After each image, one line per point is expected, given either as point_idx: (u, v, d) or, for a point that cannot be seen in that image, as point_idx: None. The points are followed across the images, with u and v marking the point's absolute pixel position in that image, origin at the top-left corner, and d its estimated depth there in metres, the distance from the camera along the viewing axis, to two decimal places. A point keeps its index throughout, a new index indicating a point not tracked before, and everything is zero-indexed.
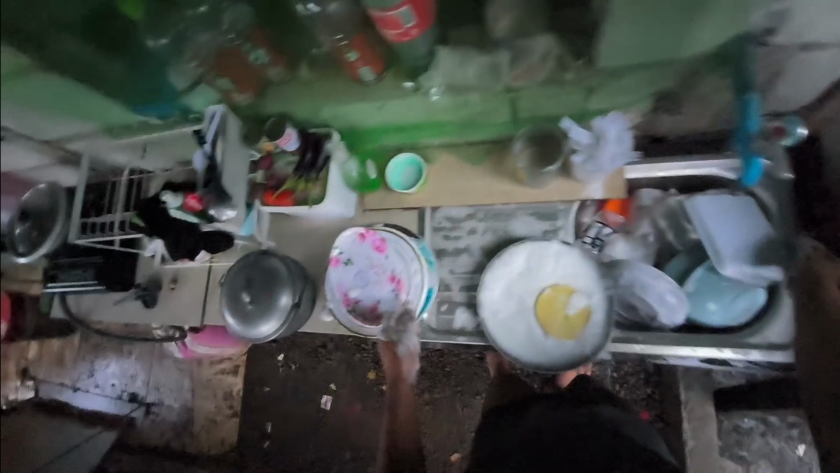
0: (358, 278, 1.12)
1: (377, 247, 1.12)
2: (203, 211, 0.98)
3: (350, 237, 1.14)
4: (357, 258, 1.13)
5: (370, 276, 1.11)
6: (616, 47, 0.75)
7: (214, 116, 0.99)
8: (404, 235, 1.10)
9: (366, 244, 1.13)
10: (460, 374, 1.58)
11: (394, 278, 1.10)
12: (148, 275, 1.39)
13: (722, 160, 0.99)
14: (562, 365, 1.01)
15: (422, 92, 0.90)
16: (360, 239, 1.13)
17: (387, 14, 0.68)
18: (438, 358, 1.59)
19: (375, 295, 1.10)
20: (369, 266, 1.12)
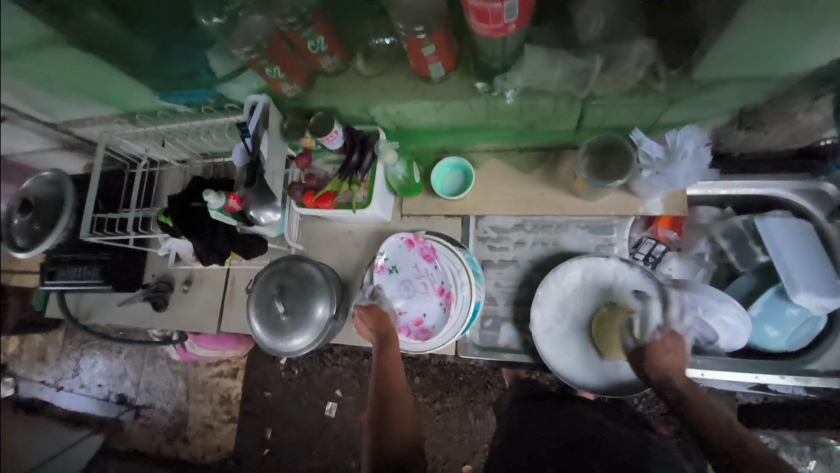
0: (403, 288, 1.02)
1: (423, 256, 1.02)
2: (243, 212, 0.89)
3: (394, 242, 1.04)
4: (402, 267, 1.03)
5: (416, 286, 1.02)
6: (721, 58, 0.70)
7: (256, 107, 0.90)
8: (456, 250, 1.02)
9: (413, 252, 1.03)
10: (473, 383, 1.38)
11: (443, 291, 1.01)
12: (159, 274, 1.30)
13: (788, 181, 0.97)
14: (618, 388, 0.97)
15: (495, 93, 0.83)
16: (407, 246, 1.03)
17: (492, 6, 0.61)
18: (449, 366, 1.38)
19: (421, 309, 1.02)
20: (415, 276, 1.02)
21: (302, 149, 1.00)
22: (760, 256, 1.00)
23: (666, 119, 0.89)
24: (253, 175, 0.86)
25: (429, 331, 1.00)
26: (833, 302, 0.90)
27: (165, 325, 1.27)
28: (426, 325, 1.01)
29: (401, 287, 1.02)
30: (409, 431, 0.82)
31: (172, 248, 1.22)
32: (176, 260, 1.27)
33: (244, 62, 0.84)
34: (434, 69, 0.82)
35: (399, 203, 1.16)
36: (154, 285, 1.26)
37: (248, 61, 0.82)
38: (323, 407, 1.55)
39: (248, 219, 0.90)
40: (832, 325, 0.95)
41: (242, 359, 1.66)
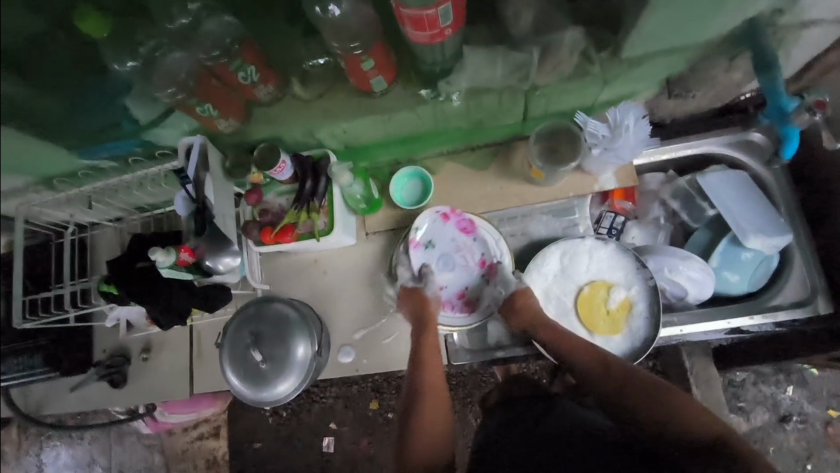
0: (443, 263, 1.07)
1: (461, 230, 1.07)
2: (197, 264, 0.81)
3: (433, 218, 1.06)
4: (440, 241, 1.07)
5: (455, 260, 1.07)
6: (646, 35, 0.74)
7: (192, 148, 0.83)
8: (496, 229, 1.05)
9: (451, 225, 1.07)
10: (467, 386, 1.32)
11: (484, 262, 1.06)
12: (111, 348, 1.17)
13: (719, 137, 1.04)
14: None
15: (440, 97, 0.83)
16: (446, 221, 1.06)
17: (428, 13, 0.59)
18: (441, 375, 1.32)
19: (462, 281, 1.07)
20: (454, 249, 1.07)
21: (250, 186, 0.96)
22: (709, 211, 1.05)
23: (605, 97, 0.93)
24: (202, 222, 0.80)
25: (471, 303, 1.06)
26: (781, 240, 0.97)
27: (130, 401, 1.15)
28: (468, 297, 1.06)
29: (440, 261, 1.07)
30: (435, 438, 0.82)
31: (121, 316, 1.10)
32: (128, 328, 1.16)
33: (171, 104, 0.78)
34: (376, 83, 0.79)
35: (361, 221, 1.13)
36: (108, 361, 1.15)
37: (175, 102, 0.76)
38: (319, 444, 1.48)
39: (205, 270, 0.83)
40: (783, 260, 1.03)
41: (222, 414, 1.53)
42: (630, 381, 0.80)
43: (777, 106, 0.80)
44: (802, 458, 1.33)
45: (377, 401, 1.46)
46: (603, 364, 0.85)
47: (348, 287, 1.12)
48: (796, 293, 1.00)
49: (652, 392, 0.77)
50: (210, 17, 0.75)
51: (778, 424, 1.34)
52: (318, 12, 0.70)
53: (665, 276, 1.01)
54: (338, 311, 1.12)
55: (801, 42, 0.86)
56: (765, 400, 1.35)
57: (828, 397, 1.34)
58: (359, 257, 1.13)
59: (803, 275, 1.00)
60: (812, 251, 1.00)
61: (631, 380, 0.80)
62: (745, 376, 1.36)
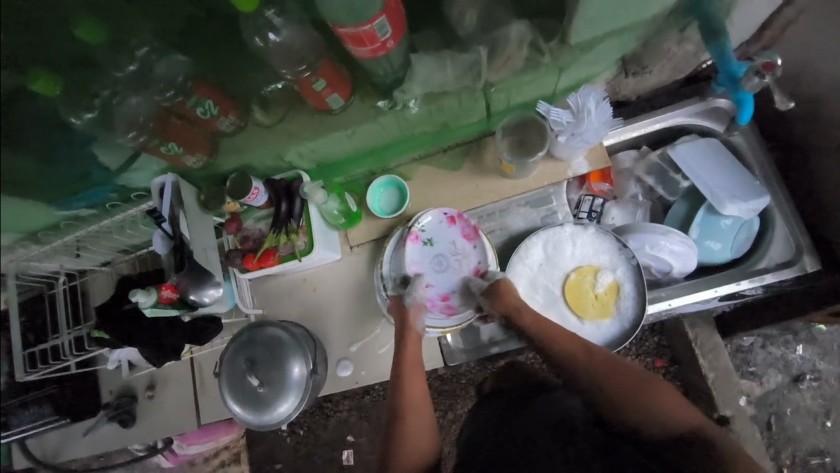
0: (435, 261, 1.07)
1: (464, 236, 1.06)
2: (182, 299, 0.82)
3: (438, 218, 1.07)
4: (438, 240, 1.07)
5: (448, 262, 1.07)
6: (590, 20, 0.74)
7: (164, 187, 0.84)
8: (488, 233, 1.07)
9: (453, 228, 1.06)
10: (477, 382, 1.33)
11: (477, 270, 1.05)
12: (117, 389, 1.18)
13: (686, 108, 1.04)
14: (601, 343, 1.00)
15: (398, 107, 0.84)
16: (448, 223, 1.06)
17: (363, 29, 0.61)
18: (450, 375, 1.33)
19: (453, 283, 1.06)
20: (451, 252, 1.06)
21: (228, 215, 0.96)
22: (683, 183, 1.05)
23: (564, 84, 0.94)
24: (182, 258, 0.81)
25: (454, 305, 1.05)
26: (757, 203, 0.97)
27: (142, 439, 1.17)
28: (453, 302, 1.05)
29: (434, 258, 1.07)
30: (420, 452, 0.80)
31: (121, 358, 1.11)
32: (130, 369, 1.16)
33: (135, 148, 0.80)
34: (332, 101, 0.81)
35: (344, 235, 1.14)
36: (116, 402, 1.16)
37: (139, 145, 0.78)
38: (338, 457, 1.49)
39: (192, 304, 0.84)
40: (764, 222, 1.02)
41: (240, 440, 1.54)
42: (614, 370, 0.78)
43: (729, 72, 0.82)
44: (821, 415, 1.32)
45: (391, 408, 1.46)
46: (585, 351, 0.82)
47: (338, 303, 1.13)
48: (782, 253, 0.99)
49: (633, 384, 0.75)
50: (161, 58, 0.77)
51: (792, 385, 1.33)
52: (259, 42, 0.72)
53: (646, 253, 1.02)
54: (331, 326, 1.13)
55: (749, 5, 0.86)
56: (777, 362, 1.34)
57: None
58: (346, 271, 1.14)
59: (787, 235, 0.99)
60: (793, 209, 1.00)
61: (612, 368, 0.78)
62: (752, 340, 1.35)
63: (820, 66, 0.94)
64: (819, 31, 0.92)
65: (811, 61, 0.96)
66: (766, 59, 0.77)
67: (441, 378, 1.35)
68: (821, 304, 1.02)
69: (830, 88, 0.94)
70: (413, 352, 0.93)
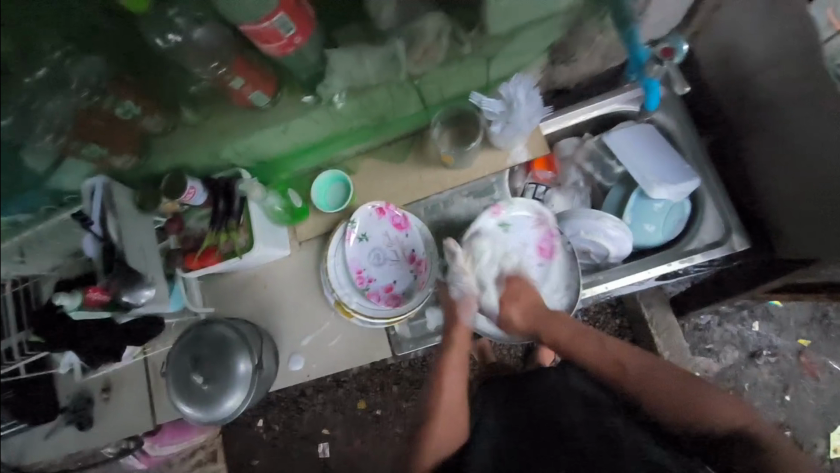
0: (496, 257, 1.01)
1: (539, 247, 1.03)
2: (114, 301, 0.82)
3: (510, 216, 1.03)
4: (512, 232, 1.03)
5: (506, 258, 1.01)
6: (501, 11, 0.76)
7: (95, 191, 0.83)
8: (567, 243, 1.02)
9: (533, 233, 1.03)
10: None
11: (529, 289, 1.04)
12: (75, 393, 1.19)
13: (619, 95, 1.07)
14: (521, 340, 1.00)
15: (324, 102, 0.85)
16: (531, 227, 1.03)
17: (263, 25, 0.64)
18: (423, 363, 1.43)
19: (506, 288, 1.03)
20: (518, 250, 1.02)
21: (170, 215, 0.99)
22: (617, 168, 1.09)
23: (494, 75, 0.95)
24: (112, 261, 0.82)
25: (398, 297, 1.09)
26: (686, 185, 1.00)
27: (101, 441, 1.17)
28: (397, 289, 1.09)
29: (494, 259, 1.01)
30: (436, 455, 0.80)
31: (73, 361, 1.11)
32: (83, 372, 1.17)
33: (58, 151, 0.80)
34: (256, 97, 0.82)
35: (292, 231, 1.14)
36: (73, 405, 1.17)
37: (60, 148, 0.78)
38: (314, 451, 1.51)
39: (124, 306, 0.83)
40: (695, 205, 1.06)
41: (216, 438, 1.55)
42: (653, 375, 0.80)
43: (635, 58, 0.83)
44: (779, 390, 1.36)
45: (364, 400, 1.49)
46: (622, 377, 0.82)
47: (288, 300, 1.13)
48: (712, 234, 1.03)
49: (673, 395, 0.77)
50: (76, 62, 0.78)
51: (749, 361, 1.37)
52: (161, 42, 0.73)
53: (584, 238, 1.04)
54: (282, 323, 1.13)
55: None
56: (734, 339, 1.38)
57: (795, 327, 1.38)
58: (295, 268, 1.13)
59: (714, 216, 1.03)
60: (722, 190, 1.04)
61: (647, 381, 0.80)
62: (708, 319, 1.39)
63: (741, 50, 0.97)
64: (736, 16, 0.95)
65: (732, 45, 0.98)
66: (666, 46, 0.85)
67: (415, 367, 1.46)
68: (761, 282, 1.04)
69: (749, 70, 0.97)
70: (460, 335, 0.93)
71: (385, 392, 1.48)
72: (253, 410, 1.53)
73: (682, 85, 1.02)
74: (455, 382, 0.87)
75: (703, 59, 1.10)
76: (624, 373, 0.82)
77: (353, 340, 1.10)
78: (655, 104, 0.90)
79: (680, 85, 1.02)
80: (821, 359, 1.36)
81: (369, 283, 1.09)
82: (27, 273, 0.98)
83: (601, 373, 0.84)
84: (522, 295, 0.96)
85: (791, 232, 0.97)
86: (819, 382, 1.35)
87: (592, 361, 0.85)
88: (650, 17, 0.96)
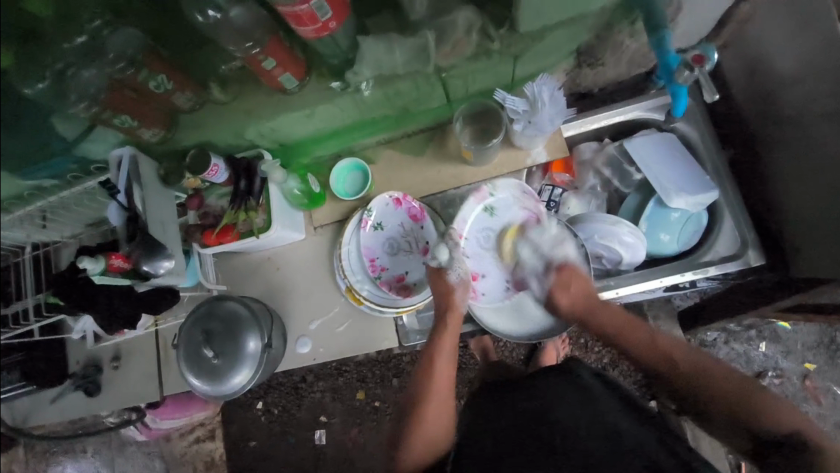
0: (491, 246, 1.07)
1: (527, 228, 1.05)
2: (135, 268, 0.84)
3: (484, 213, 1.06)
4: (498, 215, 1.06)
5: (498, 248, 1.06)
6: (534, 10, 0.76)
7: (122, 161, 0.86)
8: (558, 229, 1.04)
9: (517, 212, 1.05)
10: None
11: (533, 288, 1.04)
12: (84, 359, 1.21)
13: (643, 102, 1.07)
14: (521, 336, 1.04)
15: (351, 88, 0.87)
16: (518, 206, 1.05)
17: (301, 8, 0.65)
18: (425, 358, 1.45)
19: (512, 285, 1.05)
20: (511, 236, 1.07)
21: (190, 192, 1.00)
22: (635, 175, 1.08)
23: (520, 73, 0.96)
24: (135, 230, 0.83)
25: (408, 288, 1.09)
26: (704, 196, 1.00)
27: (106, 408, 1.20)
28: (408, 281, 1.10)
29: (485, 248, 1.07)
30: (428, 449, 0.83)
31: (86, 329, 1.12)
32: (95, 339, 1.17)
33: (89, 119, 0.81)
34: (286, 80, 0.84)
35: (308, 216, 1.15)
36: (82, 371, 1.19)
37: (92, 116, 0.80)
38: (311, 437, 1.53)
39: (143, 275, 0.85)
40: (713, 217, 1.06)
41: (215, 417, 1.57)
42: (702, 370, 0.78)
43: (665, 64, 0.83)
44: None
45: (364, 391, 1.50)
46: (691, 376, 0.78)
47: (299, 283, 1.15)
48: (727, 247, 1.03)
49: (728, 394, 0.74)
50: (112, 31, 0.78)
51: (754, 381, 1.36)
52: (200, 19, 0.74)
53: (597, 242, 1.04)
54: (291, 306, 1.14)
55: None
56: (738, 357, 1.37)
57: (802, 350, 1.36)
58: (309, 253, 1.15)
59: (731, 230, 1.02)
60: (740, 205, 1.03)
61: (703, 372, 0.77)
62: (715, 336, 1.38)
63: (770, 65, 0.97)
64: (767, 30, 0.94)
65: (762, 59, 0.98)
66: (697, 53, 0.83)
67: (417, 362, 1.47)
68: (775, 300, 1.02)
69: (777, 86, 0.97)
70: (452, 321, 0.96)
71: (385, 384, 1.49)
72: (254, 392, 1.55)
73: (714, 95, 0.91)
74: (445, 362, 0.90)
75: (730, 72, 1.09)
76: (680, 368, 0.79)
77: (360, 327, 1.11)
78: (681, 111, 0.91)
79: (709, 94, 0.91)
80: (827, 385, 1.34)
81: (382, 272, 1.10)
82: (48, 239, 1.00)
83: (653, 367, 0.82)
84: (574, 287, 0.96)
85: (806, 251, 0.97)
86: (823, 408, 1.34)
87: (648, 358, 0.83)
88: (682, 25, 0.95)
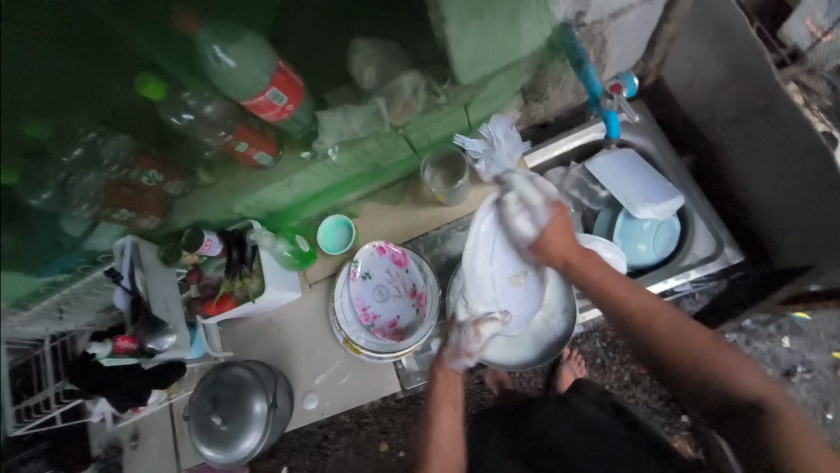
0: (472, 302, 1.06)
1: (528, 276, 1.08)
2: (140, 348, 0.89)
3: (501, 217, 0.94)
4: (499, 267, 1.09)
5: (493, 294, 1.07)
6: (469, 64, 0.85)
7: (125, 249, 0.94)
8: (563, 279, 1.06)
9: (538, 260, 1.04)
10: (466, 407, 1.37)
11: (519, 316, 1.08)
12: (106, 442, 1.25)
13: (596, 124, 1.13)
14: (520, 365, 1.08)
15: (320, 156, 0.96)
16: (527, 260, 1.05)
17: (258, 99, 0.77)
18: None
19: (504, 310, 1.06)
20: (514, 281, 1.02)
21: (191, 266, 1.08)
22: (601, 192, 1.13)
23: (475, 117, 1.03)
24: (138, 310, 0.90)
25: (401, 331, 1.13)
26: (671, 203, 1.04)
27: None
28: (400, 324, 1.14)
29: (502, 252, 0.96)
30: None
31: (105, 412, 1.16)
32: (115, 421, 1.21)
33: (92, 218, 0.91)
34: (260, 157, 0.94)
35: (302, 274, 1.22)
36: (104, 454, 1.22)
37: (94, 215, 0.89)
38: None
39: (149, 352, 0.91)
40: (685, 222, 1.09)
41: None
42: (675, 326, 0.76)
43: (591, 93, 0.90)
44: (819, 408, 1.29)
45: (387, 442, 1.48)
46: (667, 338, 0.76)
47: (301, 340, 1.19)
48: (705, 248, 1.05)
49: (701, 356, 0.73)
50: (106, 140, 0.89)
51: (784, 379, 1.31)
52: (177, 121, 0.88)
53: None
54: (296, 363, 1.18)
55: (619, 29, 0.96)
56: (764, 357, 1.32)
57: (828, 339, 1.31)
58: (307, 309, 1.20)
59: (706, 231, 1.05)
60: (708, 207, 1.07)
61: (676, 337, 0.75)
62: (733, 338, 1.34)
63: (704, 74, 1.03)
64: (692, 46, 1.02)
65: (697, 70, 1.04)
66: (615, 82, 0.92)
67: None
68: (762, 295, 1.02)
69: (714, 92, 1.03)
70: (450, 394, 0.90)
71: (407, 433, 1.47)
72: (278, 458, 1.55)
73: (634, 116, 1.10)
74: (448, 422, 0.87)
75: (674, 85, 1.15)
76: (655, 325, 0.77)
77: (362, 377, 1.15)
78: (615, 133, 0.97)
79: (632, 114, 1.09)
80: None
81: (374, 319, 1.15)
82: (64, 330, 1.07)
83: (625, 313, 0.80)
84: (553, 231, 0.86)
85: (784, 242, 1.00)
86: None
87: (619, 305, 0.81)
88: (613, 52, 1.04)
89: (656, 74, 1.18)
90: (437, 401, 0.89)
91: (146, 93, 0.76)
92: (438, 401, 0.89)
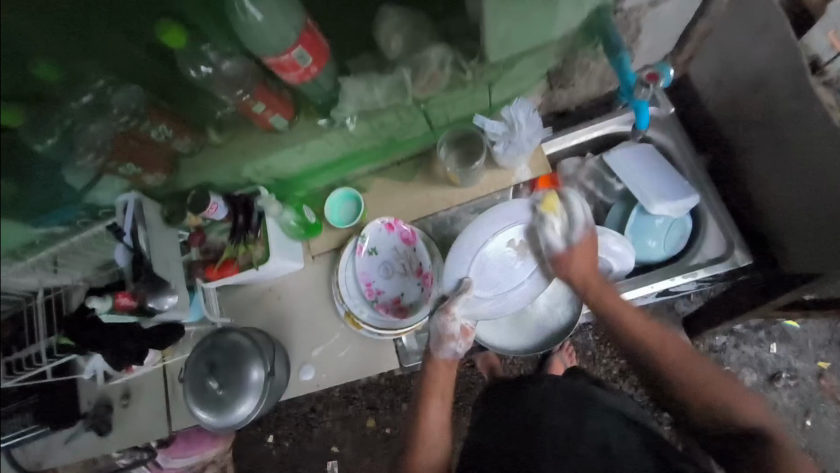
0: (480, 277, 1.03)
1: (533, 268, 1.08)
2: (140, 306, 0.87)
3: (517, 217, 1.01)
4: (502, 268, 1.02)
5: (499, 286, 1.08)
6: (501, 41, 0.82)
7: (127, 206, 0.90)
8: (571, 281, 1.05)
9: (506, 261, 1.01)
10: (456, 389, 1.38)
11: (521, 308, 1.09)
12: (95, 399, 1.23)
13: (617, 116, 1.12)
14: (521, 350, 1.08)
15: (337, 124, 0.93)
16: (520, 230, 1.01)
17: (282, 58, 0.74)
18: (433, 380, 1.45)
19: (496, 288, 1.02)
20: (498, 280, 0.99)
21: (193, 229, 1.06)
22: (617, 185, 1.12)
23: (497, 98, 1.01)
24: (140, 269, 0.88)
25: (404, 309, 1.13)
26: (684, 202, 1.04)
27: (117, 448, 1.22)
28: (403, 303, 1.14)
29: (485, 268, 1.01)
30: None
31: (96, 368, 1.15)
32: (106, 379, 1.20)
33: (97, 169, 0.87)
34: (276, 121, 0.91)
35: (306, 246, 1.19)
36: (93, 411, 1.21)
37: (99, 166, 0.86)
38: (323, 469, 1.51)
39: (149, 312, 0.89)
40: (697, 222, 1.09)
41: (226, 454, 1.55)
42: (686, 363, 0.75)
43: (624, 80, 0.89)
44: (800, 415, 1.31)
45: (374, 418, 1.50)
46: (672, 369, 0.75)
47: (300, 311, 1.18)
48: (714, 249, 1.06)
49: (706, 385, 0.73)
50: (116, 88, 0.85)
51: (768, 383, 1.33)
52: (194, 73, 0.84)
53: None
54: (294, 333, 1.17)
55: (654, 19, 0.94)
56: (751, 361, 1.35)
57: (814, 348, 1.34)
58: (308, 282, 1.18)
59: (716, 232, 1.06)
60: (721, 209, 1.07)
61: (682, 374, 0.75)
62: (724, 340, 1.36)
63: (733, 74, 1.02)
64: (722, 44, 1.01)
65: (725, 68, 1.03)
66: (651, 71, 0.89)
67: None
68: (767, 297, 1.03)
69: (740, 93, 1.02)
70: (443, 381, 0.89)
71: (395, 410, 1.49)
72: (265, 425, 1.55)
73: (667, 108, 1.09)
74: (438, 410, 0.86)
75: (699, 84, 1.14)
76: (662, 356, 0.77)
77: (359, 353, 1.14)
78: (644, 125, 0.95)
79: (666, 105, 1.09)
80: None
81: (378, 295, 1.14)
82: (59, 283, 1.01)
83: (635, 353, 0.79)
84: (575, 262, 0.89)
85: (794, 248, 1.00)
86: None
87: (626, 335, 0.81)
88: (644, 42, 1.02)
89: (681, 70, 1.16)
90: (426, 396, 0.87)
91: (166, 40, 0.72)
92: (427, 392, 0.87)
